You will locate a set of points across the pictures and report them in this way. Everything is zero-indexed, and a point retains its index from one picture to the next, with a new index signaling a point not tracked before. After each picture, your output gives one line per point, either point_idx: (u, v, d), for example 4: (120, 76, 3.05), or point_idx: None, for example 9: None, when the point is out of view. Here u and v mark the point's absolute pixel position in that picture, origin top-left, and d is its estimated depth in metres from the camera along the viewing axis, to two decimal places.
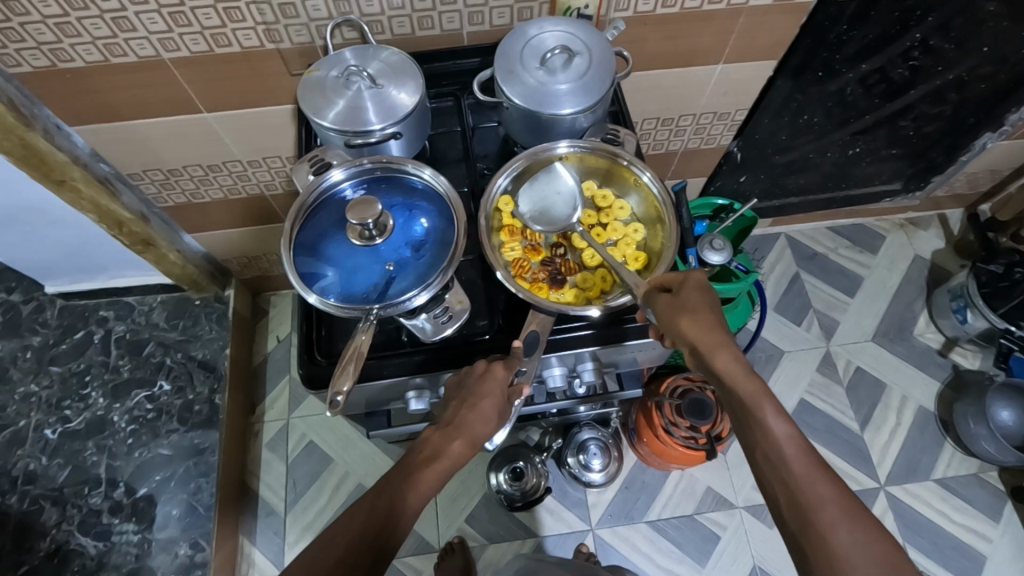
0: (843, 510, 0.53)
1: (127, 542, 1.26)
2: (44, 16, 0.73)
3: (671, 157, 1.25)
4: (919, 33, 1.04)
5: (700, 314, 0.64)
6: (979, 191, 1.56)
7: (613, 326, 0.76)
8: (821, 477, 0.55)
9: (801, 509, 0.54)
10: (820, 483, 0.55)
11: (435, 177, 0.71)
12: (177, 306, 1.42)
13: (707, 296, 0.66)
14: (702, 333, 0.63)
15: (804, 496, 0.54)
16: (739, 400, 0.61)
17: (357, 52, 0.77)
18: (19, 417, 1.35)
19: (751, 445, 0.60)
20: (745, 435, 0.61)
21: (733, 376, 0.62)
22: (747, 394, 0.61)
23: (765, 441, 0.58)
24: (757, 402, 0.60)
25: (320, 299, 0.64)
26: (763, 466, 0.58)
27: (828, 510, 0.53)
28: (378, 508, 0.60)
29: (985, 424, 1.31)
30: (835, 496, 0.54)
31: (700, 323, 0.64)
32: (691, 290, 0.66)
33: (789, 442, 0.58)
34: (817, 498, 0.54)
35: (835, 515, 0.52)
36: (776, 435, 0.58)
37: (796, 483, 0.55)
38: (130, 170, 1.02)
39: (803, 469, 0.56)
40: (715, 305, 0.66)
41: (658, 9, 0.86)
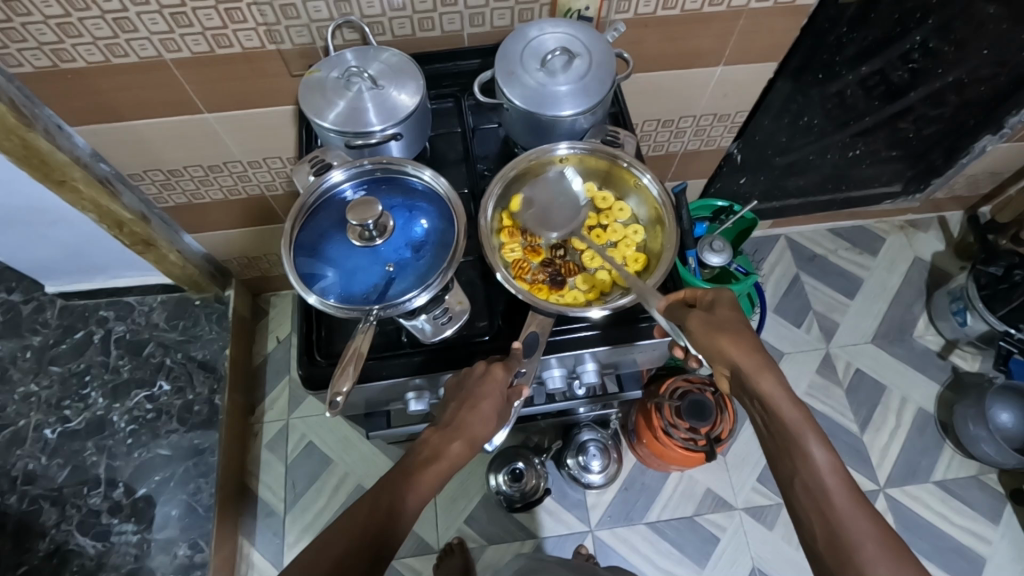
0: (886, 549, 0.52)
1: (126, 543, 1.26)
2: (46, 16, 0.73)
3: (671, 158, 1.25)
4: (918, 36, 1.05)
5: (741, 335, 0.64)
6: (978, 193, 1.56)
7: (624, 325, 0.76)
8: (861, 512, 0.55)
9: (841, 545, 0.54)
10: (861, 518, 0.54)
11: (435, 178, 0.71)
12: (177, 306, 1.42)
13: (740, 314, 0.67)
14: (742, 354, 0.63)
15: (844, 532, 0.54)
16: (778, 424, 0.60)
17: (358, 53, 0.77)
18: (19, 417, 1.35)
19: (790, 472, 0.59)
20: (784, 462, 0.60)
21: (778, 401, 0.61)
22: (791, 422, 0.60)
23: (809, 472, 0.57)
24: (799, 431, 0.59)
25: (320, 299, 0.64)
26: (801, 496, 0.58)
27: (871, 548, 0.52)
28: (378, 506, 0.60)
29: (985, 426, 1.31)
30: (877, 532, 0.53)
31: (740, 345, 0.63)
32: (726, 310, 0.66)
33: (830, 475, 0.57)
34: (858, 534, 0.53)
35: (877, 553, 0.52)
36: (819, 468, 0.57)
37: (838, 516, 0.55)
38: (131, 170, 1.02)
39: (845, 505, 0.55)
40: (751, 325, 0.66)
41: (658, 11, 0.86)
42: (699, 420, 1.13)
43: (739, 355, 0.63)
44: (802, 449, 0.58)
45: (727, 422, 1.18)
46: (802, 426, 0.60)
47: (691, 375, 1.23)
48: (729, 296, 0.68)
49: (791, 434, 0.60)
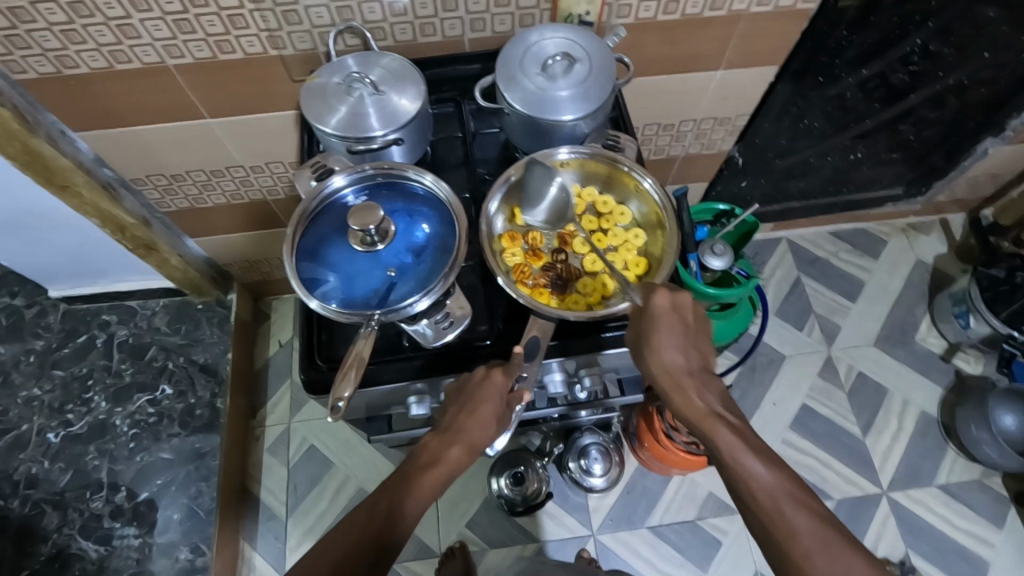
0: (820, 543, 0.54)
1: (128, 547, 1.26)
2: (50, 23, 0.74)
3: (672, 162, 1.24)
4: (919, 39, 1.05)
5: (664, 353, 0.66)
6: (980, 196, 1.56)
7: (592, 333, 0.75)
8: (793, 509, 0.57)
9: (779, 548, 0.56)
10: (795, 516, 0.56)
11: (437, 183, 0.71)
12: (179, 310, 1.42)
13: (675, 319, 0.66)
14: (667, 370, 0.65)
15: (779, 535, 0.56)
16: (708, 441, 0.63)
17: (359, 58, 0.77)
18: (21, 421, 1.35)
19: (731, 481, 0.61)
20: (722, 473, 0.62)
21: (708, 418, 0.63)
22: (714, 436, 0.62)
23: (742, 483, 0.59)
24: (725, 442, 0.61)
25: (321, 304, 0.64)
26: (741, 505, 0.60)
27: (803, 546, 0.55)
28: (379, 510, 0.60)
29: (988, 429, 1.30)
30: (811, 528, 0.55)
31: (664, 364, 0.65)
32: (657, 318, 0.66)
33: (760, 478, 0.58)
34: (792, 534, 0.55)
35: (811, 550, 0.54)
36: (748, 474, 0.59)
37: (771, 522, 0.57)
38: (133, 175, 1.02)
39: (777, 507, 0.57)
40: (681, 331, 0.66)
41: (658, 16, 0.87)
42: None
43: (665, 376, 0.65)
44: (732, 460, 0.60)
45: None
46: (728, 435, 0.62)
47: None
48: (664, 296, 0.66)
49: (719, 447, 0.62)
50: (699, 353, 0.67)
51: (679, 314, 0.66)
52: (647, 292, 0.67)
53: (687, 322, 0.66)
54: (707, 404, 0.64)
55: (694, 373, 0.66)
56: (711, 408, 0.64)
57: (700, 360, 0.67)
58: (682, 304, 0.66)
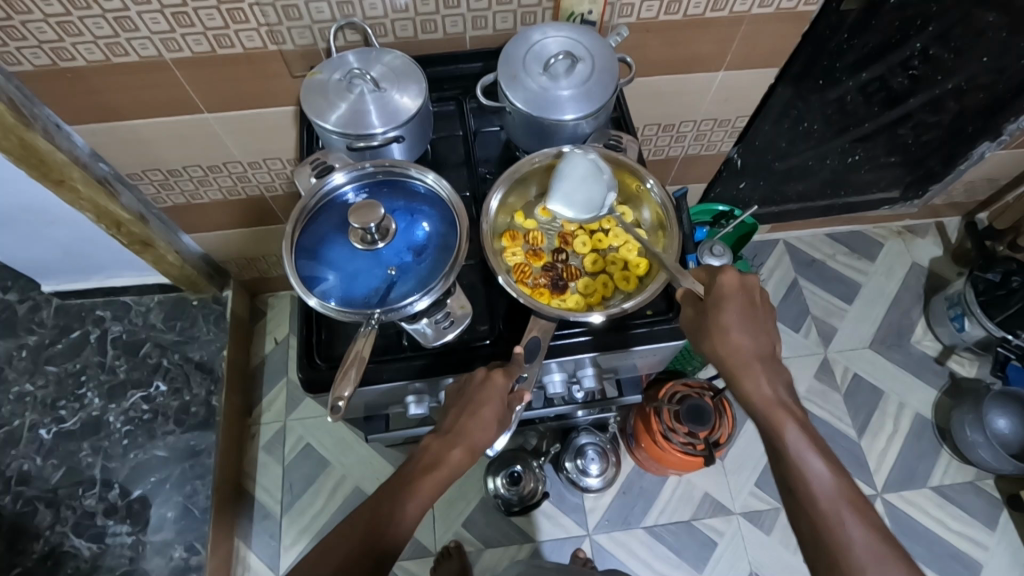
0: (873, 552, 0.55)
1: (121, 545, 1.25)
2: (46, 14, 0.73)
3: (671, 163, 1.24)
4: (919, 43, 1.05)
5: (733, 335, 0.64)
6: (976, 199, 1.56)
7: (619, 331, 0.75)
8: (849, 515, 0.58)
9: (827, 547, 0.57)
10: (849, 522, 0.58)
11: (438, 182, 0.71)
12: (174, 307, 1.42)
13: (743, 299, 0.66)
14: (734, 352, 0.64)
15: (831, 536, 0.57)
16: (769, 431, 0.64)
17: (360, 55, 0.77)
18: (14, 417, 1.34)
19: (787, 477, 0.62)
20: (779, 466, 0.63)
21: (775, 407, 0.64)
22: (778, 427, 0.63)
23: (799, 480, 0.61)
24: (790, 434, 0.62)
25: (320, 303, 0.63)
26: (792, 501, 0.61)
27: (856, 551, 0.56)
28: (379, 516, 0.60)
29: (982, 431, 1.31)
30: (865, 535, 0.56)
31: (732, 345, 0.64)
32: (727, 296, 0.65)
33: (819, 478, 0.60)
34: (845, 539, 0.57)
35: (862, 555, 0.55)
36: (809, 473, 0.61)
37: (825, 521, 0.58)
38: (129, 170, 1.01)
39: (833, 510, 0.58)
40: (751, 312, 0.66)
41: (660, 15, 0.86)
42: (699, 424, 1.14)
43: (731, 357, 0.65)
44: (793, 453, 0.62)
45: (726, 427, 1.18)
46: (792, 429, 0.62)
47: (690, 380, 1.23)
48: (734, 275, 0.66)
49: (783, 439, 0.62)
50: (767, 337, 0.66)
51: (747, 294, 0.66)
52: (717, 270, 0.67)
53: (758, 306, 0.66)
54: (774, 393, 0.64)
55: (763, 358, 0.65)
56: (778, 398, 0.64)
57: (769, 344, 0.66)
58: (751, 286, 0.67)
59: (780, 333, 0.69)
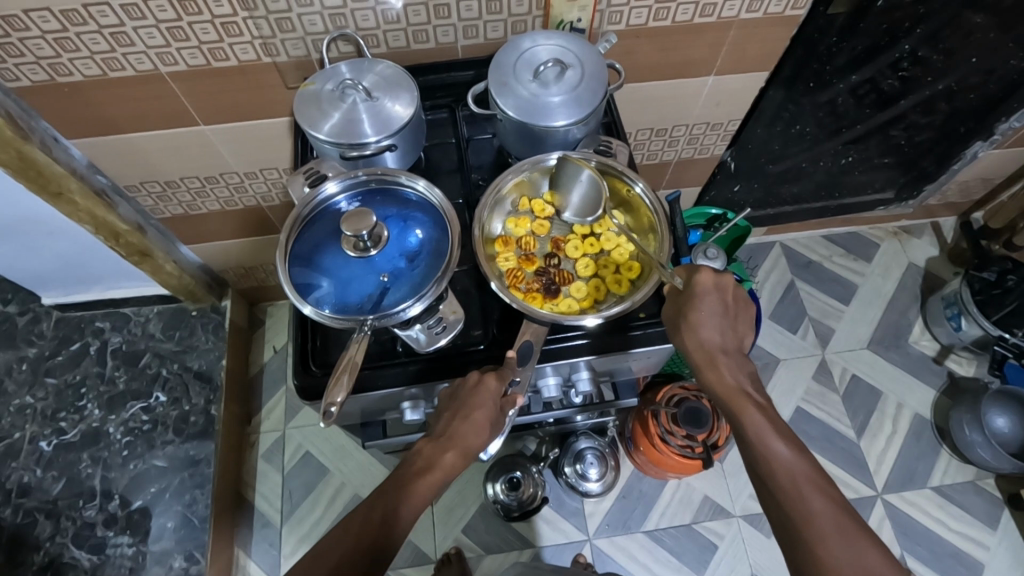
0: (834, 526, 0.55)
1: (121, 555, 1.25)
2: (43, 31, 0.74)
3: (665, 168, 1.25)
4: (907, 45, 1.06)
5: (701, 329, 0.66)
6: (971, 199, 1.57)
7: (615, 334, 0.75)
8: (811, 491, 0.57)
9: (792, 527, 0.57)
10: (812, 498, 0.57)
11: (430, 189, 0.71)
12: (174, 317, 1.42)
13: (716, 299, 0.67)
14: (700, 347, 0.66)
15: (795, 515, 0.57)
16: (734, 417, 0.64)
17: (352, 65, 0.78)
18: (14, 429, 1.34)
19: (751, 460, 0.62)
20: (743, 450, 0.63)
21: (736, 395, 0.64)
22: (742, 412, 0.63)
23: (761, 461, 0.60)
24: (751, 420, 0.62)
25: (314, 310, 0.64)
26: (759, 485, 0.61)
27: (817, 527, 0.55)
28: (371, 518, 0.60)
29: (980, 430, 1.31)
30: (827, 511, 0.56)
31: (700, 339, 0.66)
32: (700, 296, 0.67)
33: (781, 458, 0.60)
34: (808, 514, 0.56)
35: (825, 531, 0.55)
36: (770, 453, 0.60)
37: (788, 502, 0.58)
38: (128, 182, 1.02)
39: (795, 488, 0.58)
40: (720, 310, 0.67)
41: (649, 22, 0.87)
42: (695, 427, 1.16)
43: (698, 350, 0.66)
44: (756, 437, 0.61)
45: (725, 428, 1.19)
46: (755, 415, 0.63)
47: (687, 383, 1.23)
48: (708, 277, 0.67)
49: (746, 426, 0.62)
50: (732, 332, 0.67)
51: (720, 295, 0.67)
52: (692, 269, 0.68)
53: (728, 304, 0.67)
54: (739, 383, 0.65)
55: (728, 352, 0.66)
56: (742, 386, 0.65)
57: (735, 338, 0.68)
58: (726, 286, 0.67)
59: (748, 329, 0.70)
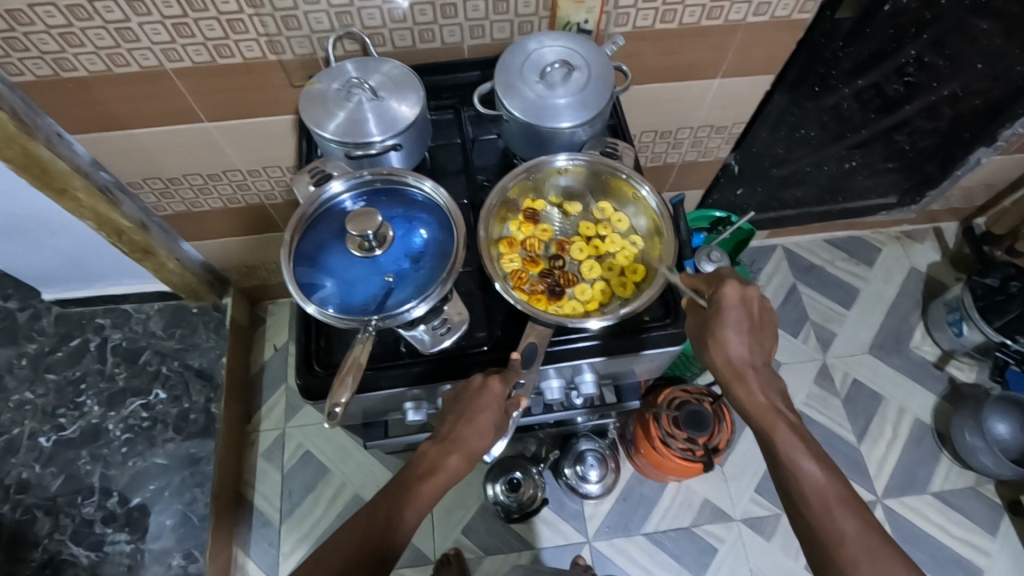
0: (865, 548, 0.57)
1: (120, 553, 1.25)
2: (48, 26, 0.74)
3: (669, 170, 1.25)
4: (913, 50, 1.06)
5: (729, 345, 0.66)
6: (974, 204, 1.57)
7: (621, 336, 0.75)
8: (842, 513, 0.59)
9: (823, 546, 0.59)
10: (843, 519, 0.59)
11: (435, 190, 0.71)
12: (175, 314, 1.42)
13: (741, 313, 0.66)
14: (729, 363, 0.66)
15: (826, 535, 0.59)
16: (763, 435, 0.65)
17: (358, 64, 0.77)
18: (13, 425, 1.34)
19: (782, 480, 0.63)
20: (773, 467, 0.65)
21: (761, 410, 0.65)
22: (771, 430, 0.64)
23: (792, 481, 0.62)
24: (781, 438, 0.64)
25: (318, 310, 0.64)
26: (788, 502, 0.62)
27: (849, 549, 0.57)
28: (375, 521, 0.61)
29: (982, 437, 1.31)
30: (857, 532, 0.58)
31: (727, 355, 0.66)
32: (726, 311, 0.66)
33: (811, 479, 0.61)
34: (840, 536, 0.58)
35: (857, 553, 0.57)
36: (801, 473, 0.62)
37: (819, 522, 0.59)
38: (130, 179, 1.02)
39: (825, 509, 0.60)
40: (747, 326, 0.66)
41: (656, 24, 0.87)
42: (698, 430, 1.14)
43: (724, 366, 0.66)
44: (786, 457, 0.63)
45: (725, 432, 1.18)
46: (785, 433, 0.64)
47: (689, 387, 1.23)
48: (734, 289, 0.66)
49: (776, 444, 0.64)
50: (758, 346, 0.67)
51: (746, 309, 0.67)
52: (717, 281, 0.67)
53: (754, 318, 0.67)
54: (768, 398, 0.66)
55: (756, 366, 0.66)
56: (771, 402, 0.66)
57: (763, 352, 0.68)
58: (751, 298, 0.67)
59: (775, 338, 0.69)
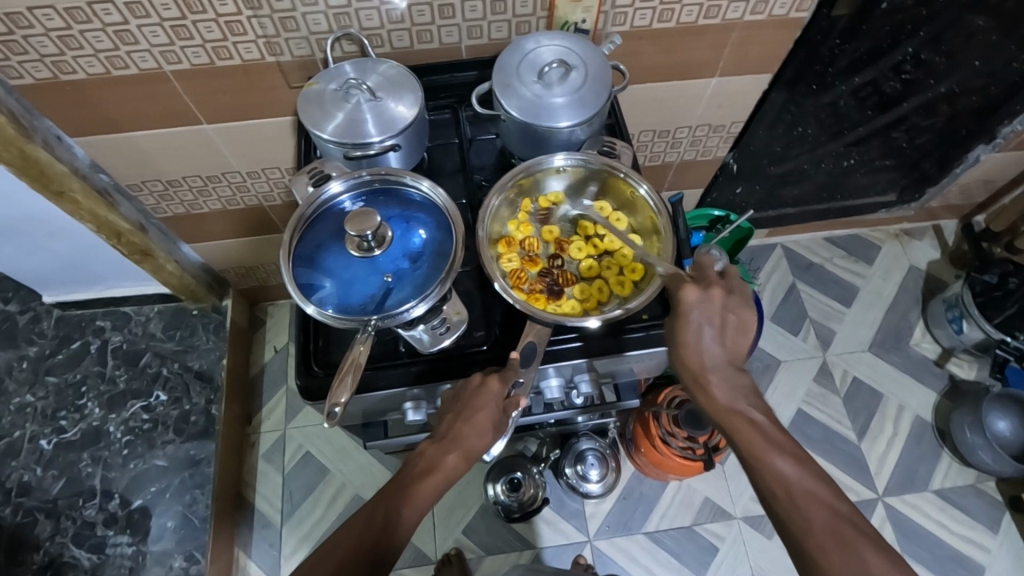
0: (833, 540, 0.55)
1: (121, 555, 1.25)
2: (47, 29, 0.74)
3: (667, 169, 1.25)
4: (911, 48, 1.06)
5: (688, 349, 0.65)
6: (972, 202, 1.57)
7: (612, 337, 0.75)
8: (810, 505, 0.58)
9: (794, 540, 0.57)
10: (811, 510, 0.57)
11: (433, 190, 0.71)
12: (174, 316, 1.42)
13: (704, 312, 0.65)
14: (690, 367, 0.66)
15: (795, 530, 0.57)
16: (730, 435, 0.65)
17: (356, 65, 0.78)
18: (14, 428, 1.34)
19: (750, 477, 0.62)
20: (742, 466, 0.64)
21: (726, 409, 0.65)
22: (736, 431, 0.64)
23: (759, 477, 0.61)
24: (745, 438, 0.63)
25: (318, 310, 0.64)
26: (758, 499, 0.61)
27: (817, 541, 0.55)
28: (374, 520, 0.61)
29: (982, 434, 1.31)
30: (825, 523, 0.56)
31: (690, 357, 0.66)
32: (684, 315, 0.65)
33: (778, 474, 0.60)
34: (808, 529, 0.56)
35: (825, 545, 0.55)
36: (767, 468, 0.61)
37: (788, 516, 0.58)
38: (129, 181, 1.02)
39: (792, 500, 0.58)
40: (708, 326, 0.65)
41: (653, 24, 0.87)
42: (697, 429, 1.13)
43: (688, 370, 0.66)
44: (752, 455, 0.62)
45: (725, 430, 1.19)
46: (750, 432, 0.63)
47: None
48: (692, 290, 0.65)
49: (742, 443, 0.63)
50: (721, 346, 0.66)
51: (707, 310, 0.65)
52: (676, 283, 0.66)
53: (716, 315, 0.65)
54: (731, 400, 0.65)
55: (719, 368, 0.66)
56: (734, 402, 0.65)
57: (728, 351, 0.66)
58: (712, 296, 0.65)
59: (745, 336, 0.67)
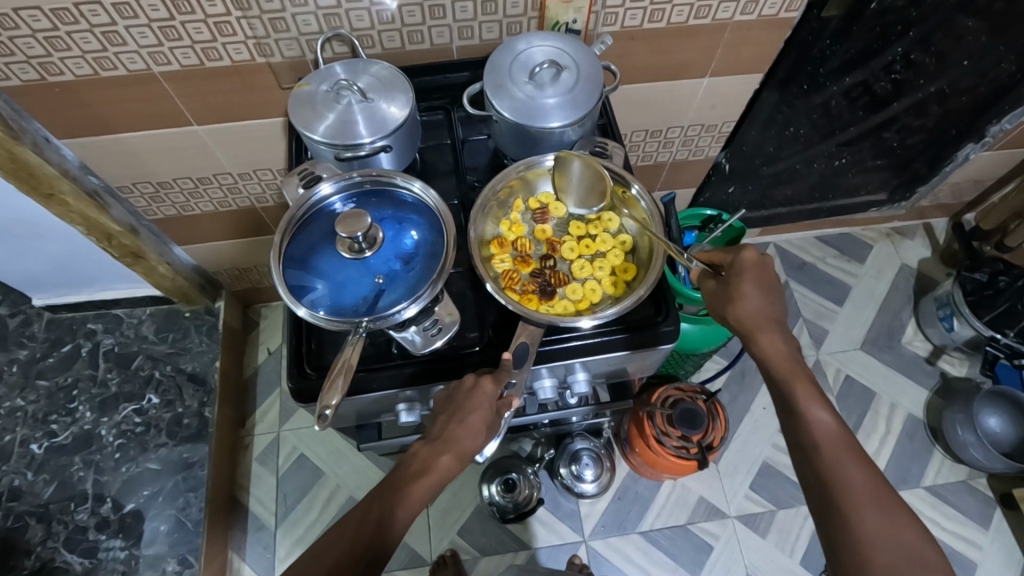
0: (871, 498, 0.57)
1: (114, 559, 1.24)
2: (34, 30, 0.73)
3: (660, 169, 1.25)
4: (900, 48, 1.07)
5: (748, 297, 0.67)
6: (963, 200, 1.58)
7: (648, 328, 0.75)
8: (852, 463, 0.60)
9: (829, 493, 0.59)
10: (852, 468, 0.59)
11: (425, 191, 0.71)
12: (167, 319, 1.41)
13: (760, 273, 0.68)
14: (749, 315, 0.67)
15: (833, 482, 0.59)
16: (778, 385, 0.66)
17: (347, 66, 0.77)
18: (4, 432, 1.33)
19: (793, 429, 0.64)
20: (784, 416, 0.65)
21: (774, 358, 0.66)
22: (788, 382, 0.65)
23: (805, 428, 0.63)
24: (797, 390, 0.64)
25: (309, 312, 0.64)
26: (798, 449, 0.63)
27: (855, 496, 0.58)
28: (367, 522, 0.60)
29: (974, 431, 1.31)
30: (865, 481, 0.58)
31: (749, 309, 0.67)
32: (745, 268, 0.68)
33: (824, 428, 0.62)
34: (847, 484, 0.59)
35: (863, 502, 0.57)
36: (813, 421, 0.63)
37: (828, 469, 0.60)
38: (120, 183, 1.02)
39: (835, 457, 0.60)
40: (767, 282, 0.68)
41: (644, 24, 0.87)
42: (690, 429, 1.13)
43: (742, 319, 0.67)
44: (799, 406, 0.64)
45: (719, 429, 1.18)
46: (801, 385, 0.65)
47: (682, 385, 1.24)
48: (752, 252, 0.68)
49: (791, 393, 0.65)
50: (776, 305, 0.68)
51: (767, 268, 0.68)
52: (735, 247, 0.69)
53: (774, 277, 0.68)
54: (787, 353, 0.67)
55: (775, 321, 0.67)
56: (789, 355, 0.67)
57: (783, 309, 0.69)
58: (769, 262, 0.69)
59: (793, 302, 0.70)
